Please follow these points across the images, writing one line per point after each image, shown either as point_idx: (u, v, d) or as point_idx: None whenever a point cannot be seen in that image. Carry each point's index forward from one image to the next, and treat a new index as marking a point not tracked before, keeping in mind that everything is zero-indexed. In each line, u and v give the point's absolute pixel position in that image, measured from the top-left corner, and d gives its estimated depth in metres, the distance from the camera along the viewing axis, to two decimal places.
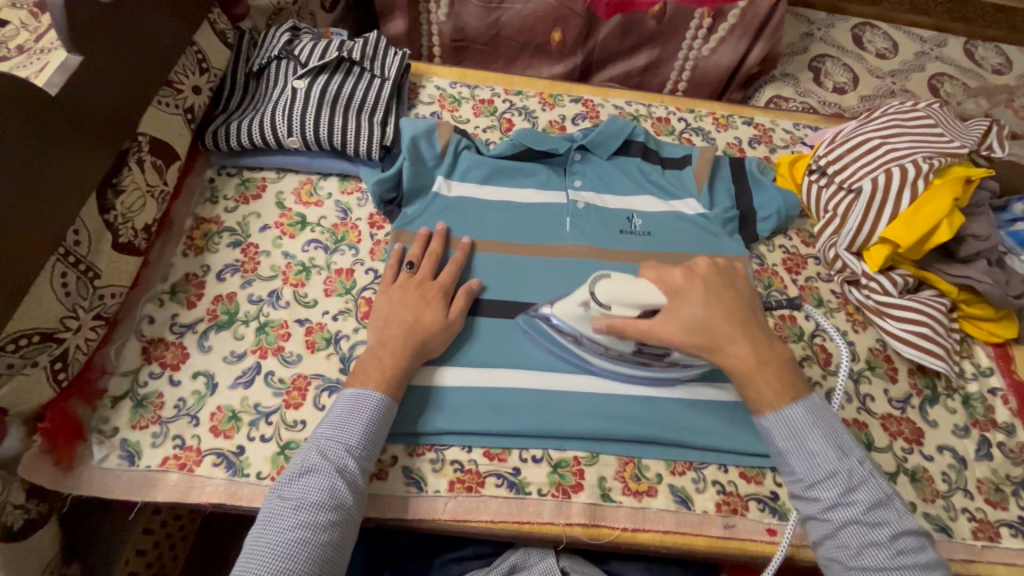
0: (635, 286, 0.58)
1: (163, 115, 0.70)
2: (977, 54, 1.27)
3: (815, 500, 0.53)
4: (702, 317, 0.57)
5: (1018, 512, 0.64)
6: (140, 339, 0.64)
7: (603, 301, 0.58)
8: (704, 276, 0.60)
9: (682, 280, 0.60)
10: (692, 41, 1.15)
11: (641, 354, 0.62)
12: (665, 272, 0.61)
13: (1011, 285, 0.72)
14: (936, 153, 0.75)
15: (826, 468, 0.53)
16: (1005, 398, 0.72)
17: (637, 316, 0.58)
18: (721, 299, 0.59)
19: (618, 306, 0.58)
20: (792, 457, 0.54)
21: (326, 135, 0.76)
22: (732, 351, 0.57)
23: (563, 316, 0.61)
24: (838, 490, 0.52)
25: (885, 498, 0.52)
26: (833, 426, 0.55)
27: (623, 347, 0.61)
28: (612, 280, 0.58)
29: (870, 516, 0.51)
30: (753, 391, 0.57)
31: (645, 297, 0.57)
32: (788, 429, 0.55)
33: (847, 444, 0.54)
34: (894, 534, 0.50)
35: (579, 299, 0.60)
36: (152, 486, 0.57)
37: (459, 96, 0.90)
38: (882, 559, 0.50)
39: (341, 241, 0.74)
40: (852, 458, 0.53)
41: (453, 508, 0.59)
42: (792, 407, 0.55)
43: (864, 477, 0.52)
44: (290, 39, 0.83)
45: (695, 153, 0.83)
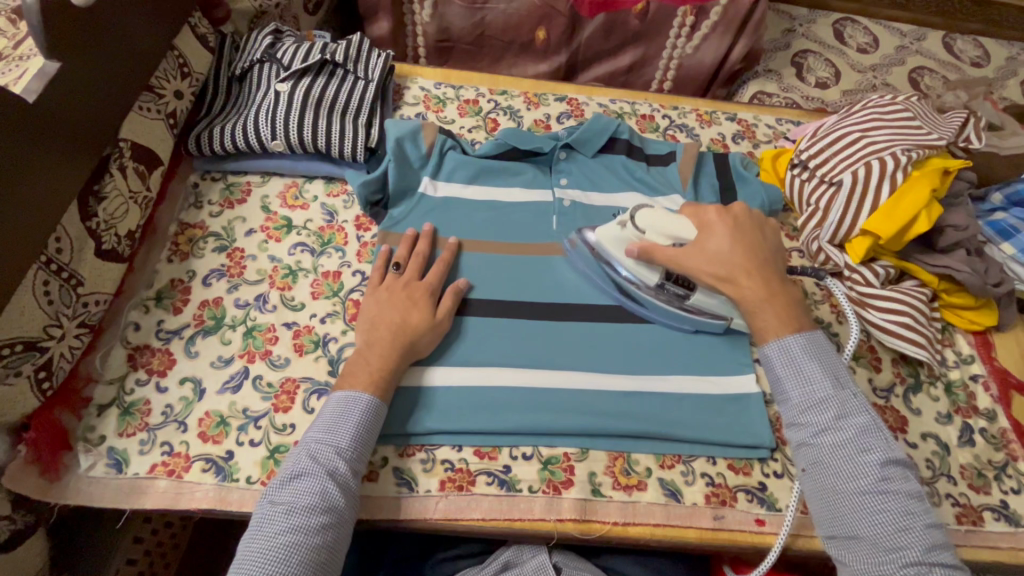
0: (672, 217, 0.67)
1: (144, 121, 0.69)
2: (956, 47, 1.29)
3: (806, 425, 0.55)
4: (725, 249, 0.63)
5: (1000, 496, 0.65)
6: (125, 347, 0.64)
7: (640, 224, 0.68)
8: (736, 216, 0.66)
9: (715, 217, 0.66)
10: (676, 39, 1.16)
11: (663, 291, 0.68)
12: (702, 210, 0.67)
13: (989, 274, 0.74)
14: (915, 145, 0.76)
15: (819, 394, 0.55)
16: (986, 384, 0.73)
17: (667, 245, 0.66)
18: (749, 237, 0.65)
19: (651, 231, 0.67)
20: (788, 383, 0.57)
21: (310, 138, 0.76)
22: (745, 283, 0.62)
23: (603, 238, 0.70)
24: (829, 415, 0.54)
25: (875, 426, 0.53)
26: (831, 359, 0.58)
27: (649, 278, 0.68)
28: (652, 210, 0.68)
29: (858, 441, 0.53)
30: (759, 319, 0.61)
31: (679, 229, 0.66)
32: (786, 357, 0.58)
33: (844, 377, 0.57)
34: (882, 460, 0.51)
35: (619, 220, 0.69)
36: (140, 493, 0.57)
37: (444, 97, 0.90)
38: (866, 483, 0.51)
39: (328, 244, 0.74)
40: (847, 388, 0.56)
41: (445, 507, 0.59)
42: (793, 336, 0.59)
43: (857, 406, 0.54)
44: (272, 42, 0.83)
45: (679, 149, 0.84)
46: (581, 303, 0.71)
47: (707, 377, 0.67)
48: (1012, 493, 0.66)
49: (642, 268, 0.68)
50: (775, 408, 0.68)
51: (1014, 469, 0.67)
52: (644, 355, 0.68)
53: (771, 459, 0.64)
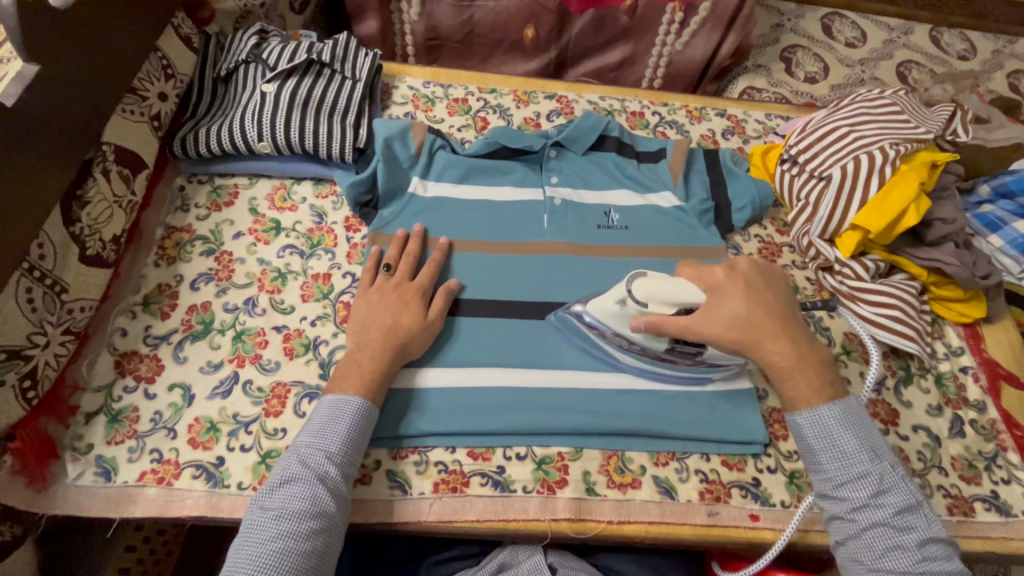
0: (672, 286, 0.60)
1: (128, 123, 0.68)
2: (942, 40, 1.30)
3: (842, 500, 0.54)
4: (743, 312, 0.59)
5: (991, 487, 0.66)
6: (112, 353, 0.63)
7: (640, 298, 0.60)
8: (744, 272, 0.62)
9: (723, 276, 0.61)
10: (665, 35, 1.16)
11: (674, 352, 0.63)
12: (705, 270, 0.62)
13: (978, 266, 0.74)
14: (903, 139, 0.77)
15: (858, 469, 0.54)
16: (976, 376, 0.74)
17: (675, 312, 0.60)
18: (762, 297, 0.61)
19: (656, 304, 0.60)
20: (823, 456, 0.56)
21: (297, 139, 0.75)
22: (772, 349, 0.58)
23: (599, 315, 0.63)
24: (867, 491, 0.53)
25: (914, 504, 0.52)
26: (868, 431, 0.56)
27: (659, 346, 0.62)
28: (649, 279, 0.60)
29: (897, 519, 0.52)
30: (791, 386, 0.58)
31: (684, 296, 0.60)
32: (822, 428, 0.56)
33: (880, 449, 0.55)
34: (921, 540, 0.51)
35: (615, 296, 0.62)
36: (130, 502, 0.56)
37: (432, 96, 0.90)
38: (905, 564, 0.50)
39: (317, 246, 0.73)
40: (885, 462, 0.54)
41: (439, 509, 0.59)
42: (827, 405, 0.57)
43: (896, 482, 0.53)
44: (257, 42, 0.82)
45: (669, 146, 0.84)
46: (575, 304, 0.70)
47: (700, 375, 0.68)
48: (1003, 483, 0.66)
49: (651, 339, 0.62)
50: (768, 404, 0.68)
51: (1005, 459, 0.68)
52: None
53: (764, 455, 0.65)
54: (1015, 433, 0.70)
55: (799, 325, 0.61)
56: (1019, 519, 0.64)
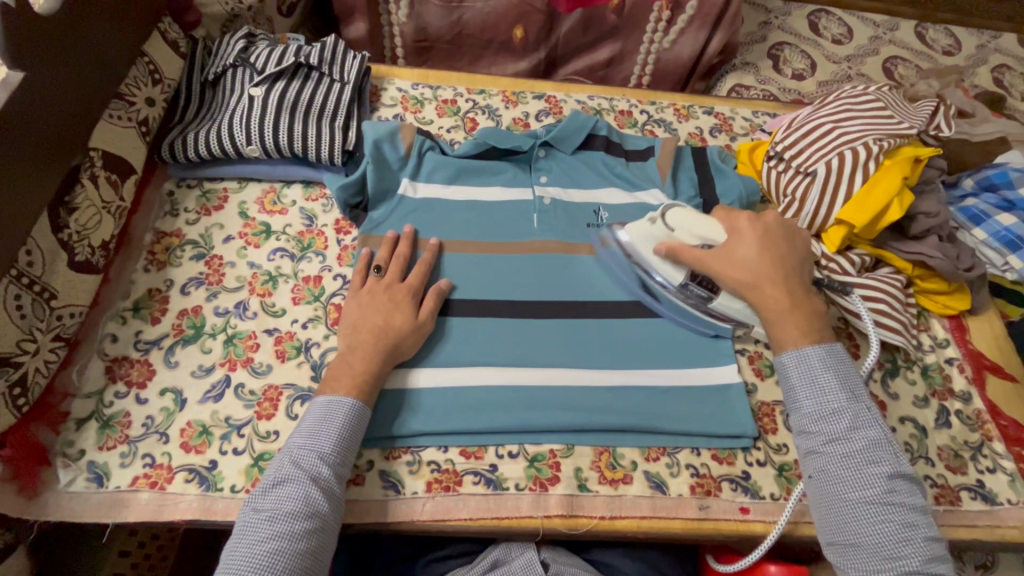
0: (702, 220, 0.68)
1: (115, 129, 0.68)
2: (927, 36, 1.31)
3: (817, 434, 0.55)
4: (752, 255, 0.65)
5: (977, 476, 0.67)
6: (103, 359, 0.63)
7: (670, 222, 0.70)
8: (767, 223, 0.67)
9: (746, 224, 0.67)
10: (653, 34, 1.17)
11: (686, 291, 0.69)
12: (734, 216, 0.68)
13: (961, 259, 0.75)
14: (886, 134, 0.78)
15: (834, 404, 0.55)
16: (961, 367, 0.75)
17: (695, 245, 0.68)
18: (776, 247, 0.66)
19: (681, 230, 0.69)
20: (802, 393, 0.57)
21: (286, 143, 0.75)
22: (768, 292, 0.63)
23: (631, 233, 0.72)
24: (842, 426, 0.54)
25: (886, 441, 0.54)
26: (847, 372, 0.57)
27: (672, 275, 0.69)
28: (685, 210, 0.70)
29: (868, 453, 0.53)
30: (777, 329, 0.61)
31: (708, 233, 0.67)
32: (802, 366, 0.58)
33: (858, 390, 0.57)
34: (890, 473, 0.52)
35: (649, 217, 0.71)
36: (123, 507, 0.56)
37: (421, 97, 0.90)
38: (872, 494, 0.51)
39: (308, 248, 0.73)
40: (861, 402, 0.56)
41: (432, 508, 0.59)
42: (812, 345, 0.59)
43: (870, 419, 0.55)
44: (245, 46, 0.82)
45: (657, 144, 0.84)
46: (565, 302, 0.71)
47: (690, 371, 0.68)
48: (988, 473, 0.67)
49: (665, 265, 0.69)
50: (757, 398, 0.69)
51: (990, 449, 0.69)
52: (627, 350, 0.69)
53: (754, 448, 0.65)
54: (999, 422, 0.71)
55: (807, 277, 0.66)
56: (1004, 507, 0.65)
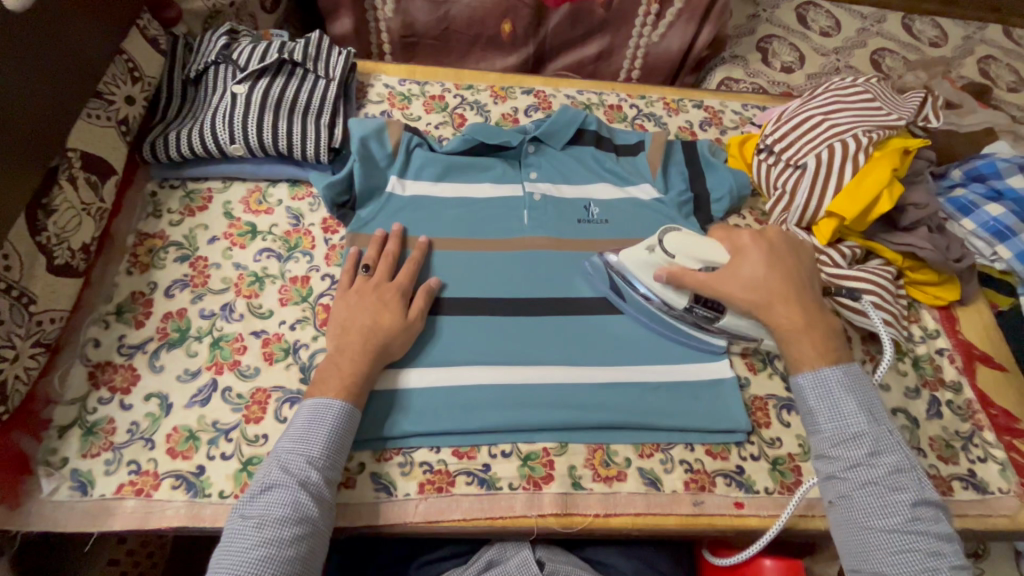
0: (702, 243, 0.66)
1: (94, 129, 0.67)
2: (914, 27, 1.32)
3: (837, 459, 0.55)
4: (760, 274, 0.63)
5: (968, 465, 0.67)
6: (86, 364, 0.61)
7: (670, 249, 0.67)
8: (770, 238, 0.66)
9: (749, 240, 0.65)
10: (641, 28, 1.16)
11: (691, 313, 0.67)
12: (735, 234, 0.67)
13: (951, 250, 0.76)
14: (875, 126, 0.78)
15: (854, 428, 0.55)
16: (952, 357, 0.75)
17: (697, 269, 0.66)
18: (784, 262, 0.64)
19: (682, 255, 0.66)
20: (821, 416, 0.57)
21: (270, 141, 0.74)
22: (781, 311, 0.61)
23: (630, 261, 0.69)
24: (863, 450, 0.54)
25: (908, 466, 0.53)
26: (868, 395, 0.57)
27: (677, 301, 0.67)
28: (682, 234, 0.67)
29: (891, 479, 0.52)
30: (794, 350, 0.60)
31: (710, 255, 0.65)
32: (821, 389, 0.58)
33: (880, 414, 0.56)
34: (913, 500, 0.51)
35: (646, 244, 0.68)
36: (108, 515, 0.55)
37: (409, 93, 0.89)
38: (896, 521, 0.51)
39: (295, 248, 0.72)
40: (882, 425, 0.55)
41: (425, 510, 0.59)
42: (830, 367, 0.58)
43: (891, 444, 0.54)
44: (227, 42, 0.80)
45: (647, 139, 0.84)
46: (557, 298, 0.71)
47: (683, 366, 0.68)
48: (979, 462, 0.67)
49: (669, 292, 0.67)
50: (750, 393, 0.69)
51: (981, 438, 0.69)
52: (620, 346, 0.68)
53: (747, 442, 0.65)
54: (990, 412, 0.71)
55: (817, 292, 0.64)
56: (996, 496, 0.66)
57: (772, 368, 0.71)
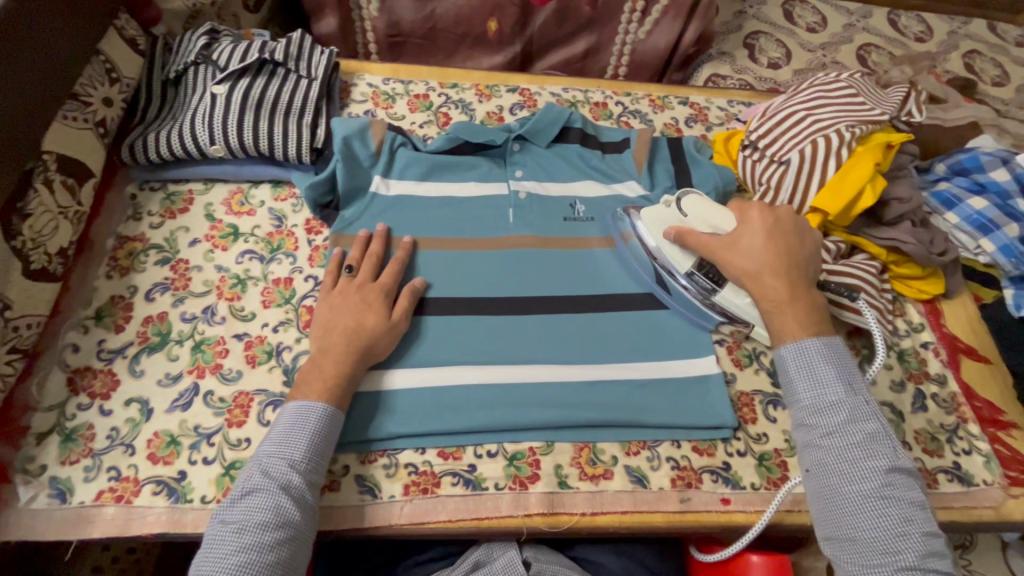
0: (715, 209, 0.69)
1: (70, 131, 0.66)
2: (900, 23, 1.32)
3: (815, 426, 0.55)
4: (758, 246, 0.64)
5: (953, 458, 0.67)
6: (64, 370, 0.61)
7: (684, 208, 0.71)
8: (776, 215, 0.66)
9: (756, 215, 0.66)
10: (628, 25, 1.16)
11: (691, 280, 0.69)
12: (746, 208, 0.67)
13: (935, 244, 0.76)
14: (858, 121, 0.78)
15: (832, 397, 0.55)
16: (937, 350, 0.75)
17: (703, 231, 0.68)
18: (785, 239, 0.64)
19: (693, 215, 0.70)
20: (800, 384, 0.57)
21: (251, 142, 0.73)
22: (769, 282, 0.62)
23: (644, 216, 0.72)
24: (840, 418, 0.54)
25: (884, 434, 0.53)
26: (847, 365, 0.57)
27: (677, 262, 0.69)
28: (700, 198, 0.71)
29: (866, 446, 0.53)
30: (778, 320, 0.61)
31: (719, 222, 0.68)
32: (801, 359, 0.58)
33: (857, 384, 0.56)
34: (888, 467, 0.52)
35: (665, 201, 0.73)
36: (88, 523, 0.54)
37: (393, 93, 0.88)
38: (869, 487, 0.51)
39: (278, 250, 0.72)
40: (859, 395, 0.55)
41: (410, 511, 0.58)
42: (810, 337, 0.58)
43: (868, 412, 0.54)
44: (207, 42, 0.79)
45: (633, 135, 0.84)
46: (543, 297, 0.70)
47: (670, 363, 0.68)
48: (964, 455, 0.68)
49: (673, 250, 0.70)
50: (736, 389, 0.69)
51: (965, 431, 0.70)
52: (605, 344, 0.68)
53: (734, 439, 0.65)
54: (974, 404, 0.72)
55: (813, 272, 0.64)
56: (980, 488, 0.66)
57: (759, 364, 0.71)
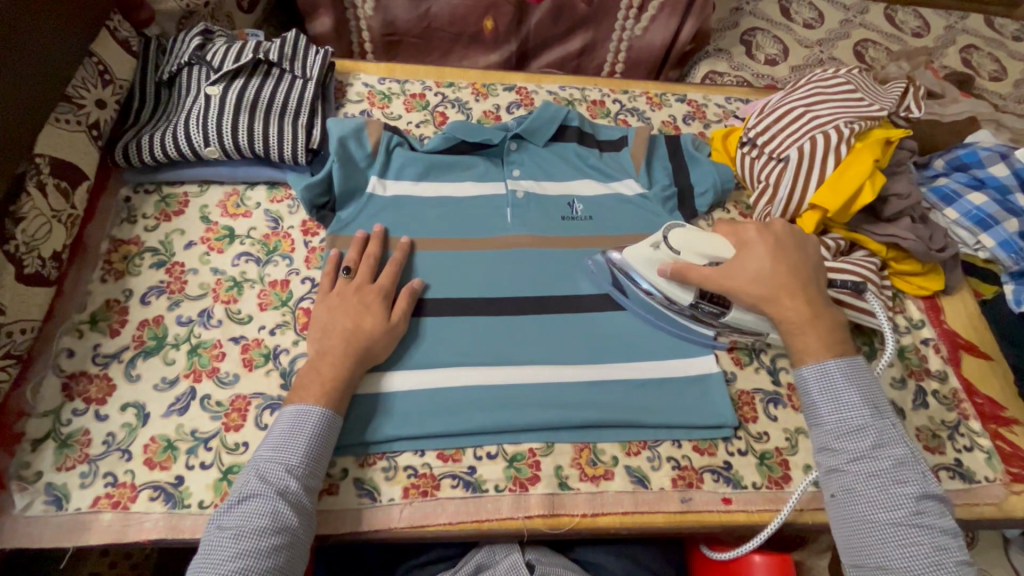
0: (707, 239, 0.66)
1: (62, 134, 0.65)
2: (897, 18, 1.32)
3: (840, 452, 0.55)
4: (767, 268, 0.62)
5: (955, 455, 0.67)
6: (59, 375, 0.60)
7: (674, 245, 0.67)
8: (777, 232, 0.65)
9: (755, 235, 0.65)
10: (624, 22, 1.15)
11: (698, 309, 0.68)
12: (741, 228, 0.67)
13: (934, 240, 0.76)
14: (857, 117, 0.77)
15: (858, 422, 0.55)
16: (937, 347, 0.75)
17: (703, 264, 0.66)
18: (789, 256, 0.64)
19: (687, 250, 0.66)
20: (824, 408, 0.57)
21: (246, 143, 0.73)
22: (787, 304, 0.61)
23: (633, 258, 0.69)
24: (865, 443, 0.54)
25: (911, 459, 0.53)
26: (870, 386, 0.57)
27: (684, 297, 0.67)
28: (686, 230, 0.67)
29: (895, 473, 0.52)
30: (800, 342, 0.60)
31: (715, 251, 0.65)
32: (824, 381, 0.57)
33: (883, 406, 0.56)
34: (918, 494, 0.51)
35: (650, 241, 0.69)
36: (84, 529, 0.54)
37: (389, 92, 0.88)
38: (900, 515, 0.51)
39: (274, 252, 0.71)
40: (885, 418, 0.55)
41: (410, 514, 0.58)
42: (834, 360, 0.58)
43: (895, 437, 0.54)
44: (201, 43, 0.79)
45: (631, 134, 0.83)
46: (542, 297, 0.70)
47: (671, 362, 0.68)
48: (966, 451, 0.68)
49: (675, 289, 0.67)
50: (737, 387, 0.68)
51: (967, 428, 0.69)
52: (605, 343, 0.68)
53: (734, 438, 0.65)
54: (975, 401, 0.72)
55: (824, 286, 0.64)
56: (982, 485, 0.66)
57: (759, 363, 0.70)
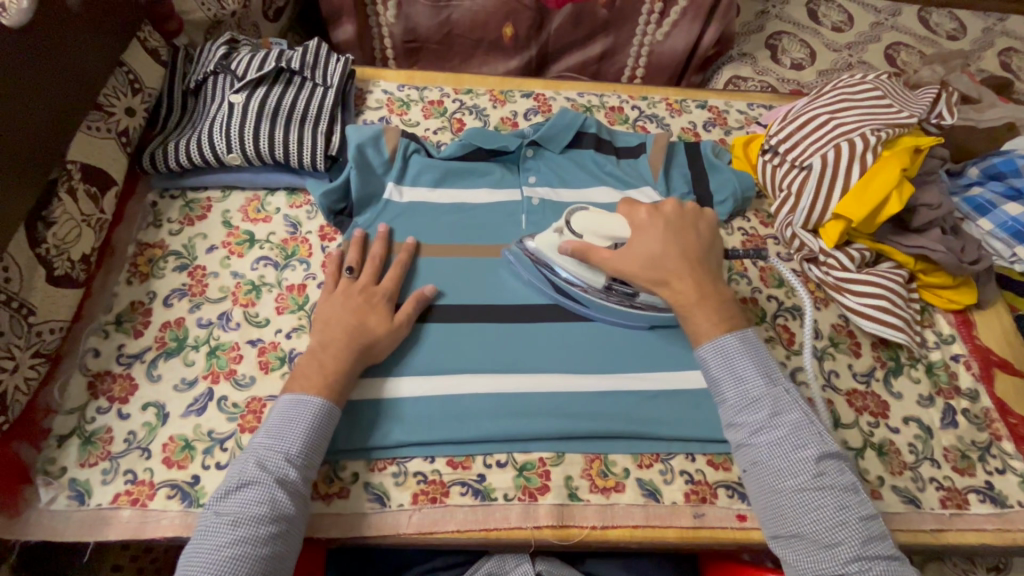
0: (609, 219, 0.65)
1: (94, 141, 0.68)
2: (931, 20, 1.27)
3: (743, 425, 0.56)
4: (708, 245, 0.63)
5: (985, 478, 0.64)
6: (85, 374, 0.62)
7: (578, 228, 0.65)
8: (666, 215, 0.64)
9: (646, 217, 0.64)
10: (645, 26, 1.14)
11: (610, 292, 0.66)
12: (634, 210, 0.65)
13: (966, 252, 0.73)
14: (884, 124, 0.75)
15: (755, 394, 0.56)
16: (968, 363, 0.72)
17: (607, 246, 0.64)
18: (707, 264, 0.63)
19: (589, 233, 0.65)
20: (725, 385, 0.57)
21: (266, 149, 0.74)
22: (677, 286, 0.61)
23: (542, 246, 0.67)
24: (764, 414, 0.55)
25: (807, 422, 0.54)
26: (763, 357, 0.58)
27: (593, 280, 0.66)
28: (587, 213, 0.66)
29: (794, 438, 0.54)
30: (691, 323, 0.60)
31: (616, 231, 0.64)
32: (722, 358, 0.58)
33: (776, 373, 0.57)
34: (818, 456, 0.53)
35: (556, 227, 0.67)
36: (104, 524, 0.55)
37: (407, 99, 0.88)
38: (804, 480, 0.52)
39: (292, 256, 0.72)
40: (779, 385, 0.57)
41: (418, 521, 0.58)
42: (726, 336, 0.58)
43: (790, 403, 0.56)
44: (226, 52, 0.81)
45: (649, 141, 0.82)
46: (555, 307, 0.69)
47: (687, 372, 0.66)
48: (998, 474, 0.65)
49: (582, 271, 0.66)
50: None
51: (999, 448, 0.66)
52: (619, 353, 0.67)
53: None
54: (1009, 421, 0.68)
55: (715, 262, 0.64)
56: (1015, 509, 0.63)
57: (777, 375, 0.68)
